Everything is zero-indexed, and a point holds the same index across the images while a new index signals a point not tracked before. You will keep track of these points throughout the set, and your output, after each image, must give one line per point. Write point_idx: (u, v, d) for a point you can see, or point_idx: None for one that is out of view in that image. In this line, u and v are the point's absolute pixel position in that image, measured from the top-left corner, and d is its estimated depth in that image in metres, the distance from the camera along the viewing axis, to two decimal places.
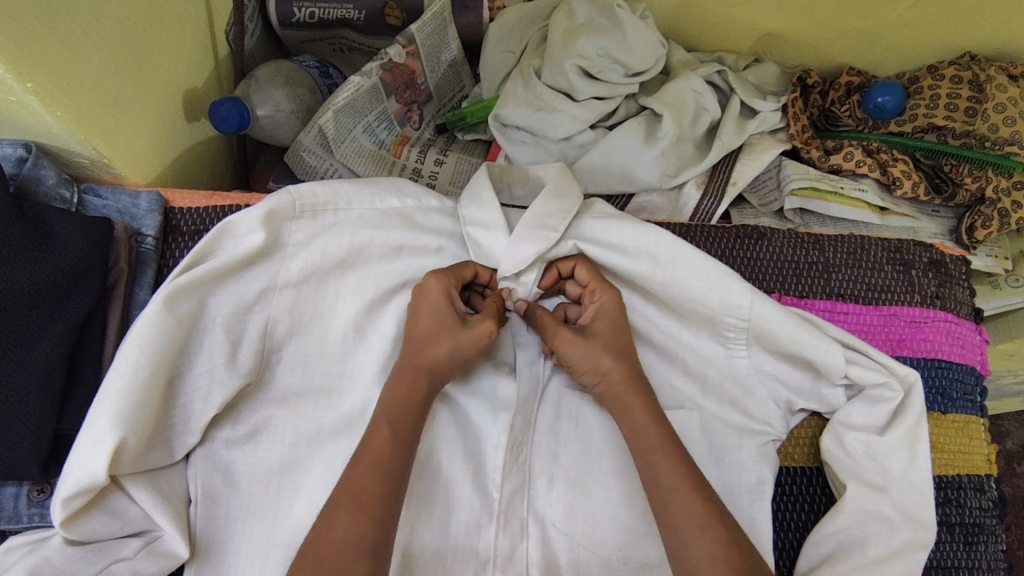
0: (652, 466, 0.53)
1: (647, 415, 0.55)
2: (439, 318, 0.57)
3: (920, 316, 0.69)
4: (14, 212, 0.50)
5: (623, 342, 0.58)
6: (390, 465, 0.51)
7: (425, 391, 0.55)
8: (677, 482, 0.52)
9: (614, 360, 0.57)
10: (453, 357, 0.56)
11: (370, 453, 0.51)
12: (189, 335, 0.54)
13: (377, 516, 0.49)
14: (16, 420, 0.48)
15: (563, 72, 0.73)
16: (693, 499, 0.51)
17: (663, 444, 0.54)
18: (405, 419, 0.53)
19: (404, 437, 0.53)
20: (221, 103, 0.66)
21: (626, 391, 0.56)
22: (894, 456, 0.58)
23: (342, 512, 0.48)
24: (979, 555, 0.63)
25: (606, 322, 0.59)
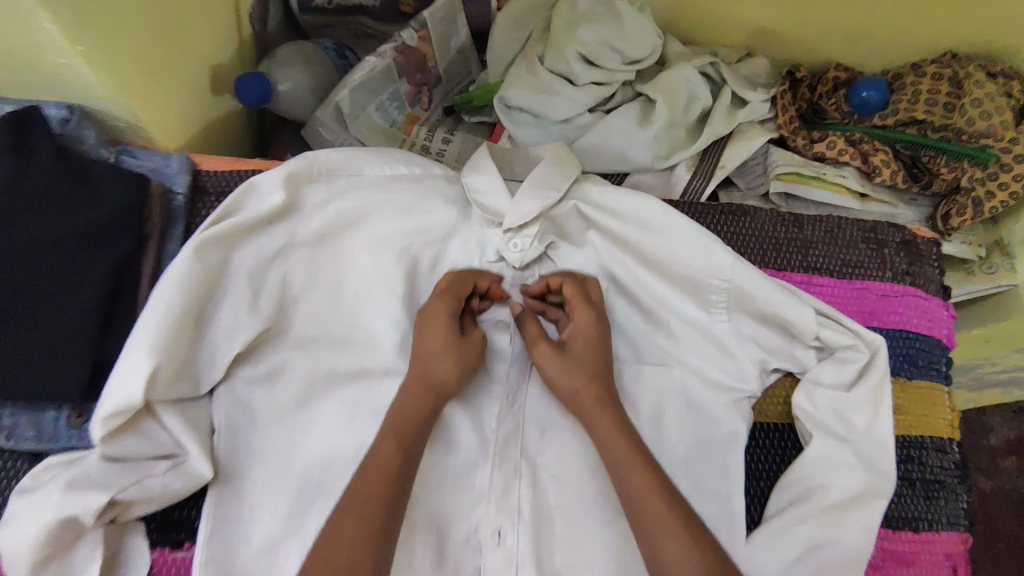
0: (631, 491, 0.56)
1: (621, 438, 0.58)
2: (444, 334, 0.61)
3: (891, 290, 0.74)
4: (63, 165, 0.56)
5: (598, 366, 0.62)
6: (395, 474, 0.55)
7: (431, 408, 0.59)
8: (653, 497, 0.55)
9: (584, 381, 0.61)
10: (459, 373, 0.61)
11: (373, 460, 0.55)
12: (216, 283, 0.59)
13: (379, 525, 0.52)
14: (66, 346, 0.54)
15: (565, 58, 0.79)
16: (660, 508, 0.54)
17: (632, 458, 0.57)
18: (410, 432, 0.58)
19: (409, 447, 0.57)
20: (246, 77, 0.72)
21: (592, 408, 0.60)
22: (859, 411, 0.64)
23: (344, 525, 0.52)
24: (939, 509, 0.69)
25: (587, 344, 0.62)
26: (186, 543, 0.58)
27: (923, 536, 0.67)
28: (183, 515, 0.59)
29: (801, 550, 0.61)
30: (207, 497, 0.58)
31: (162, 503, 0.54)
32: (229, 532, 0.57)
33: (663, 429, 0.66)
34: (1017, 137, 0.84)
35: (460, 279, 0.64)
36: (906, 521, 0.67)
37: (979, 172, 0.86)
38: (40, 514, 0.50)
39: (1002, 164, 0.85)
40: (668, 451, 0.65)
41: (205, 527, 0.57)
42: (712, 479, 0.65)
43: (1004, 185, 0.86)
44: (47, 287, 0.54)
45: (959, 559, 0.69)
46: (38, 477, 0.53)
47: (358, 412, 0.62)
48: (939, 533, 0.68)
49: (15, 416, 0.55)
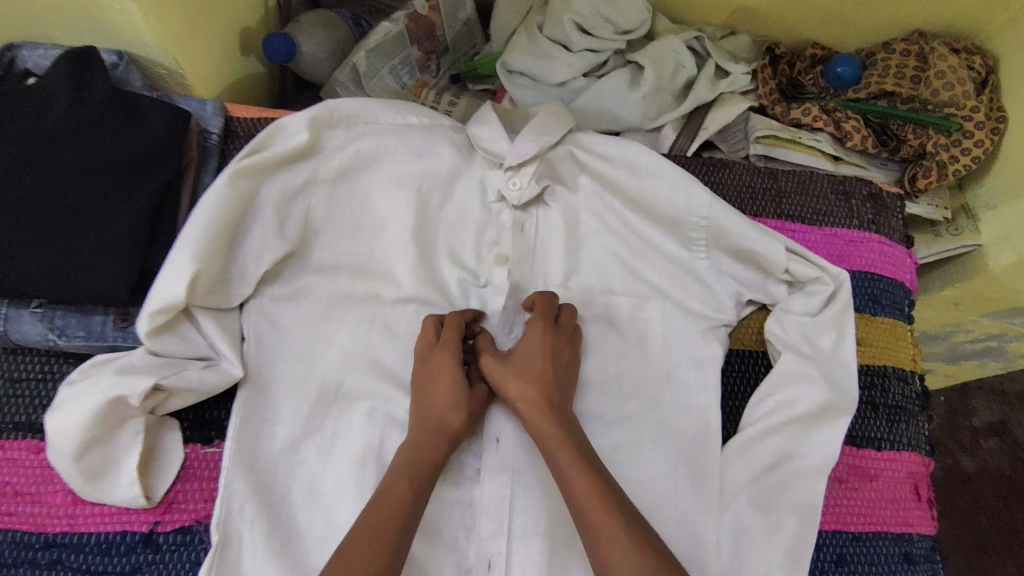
0: (569, 489, 0.57)
1: (557, 439, 0.60)
2: (453, 383, 0.62)
3: (857, 236, 0.81)
4: (115, 97, 0.63)
5: (544, 373, 0.63)
6: (408, 502, 0.56)
7: (443, 448, 0.61)
8: (590, 500, 0.56)
9: (526, 388, 0.62)
10: (469, 419, 0.62)
11: (388, 491, 0.57)
12: (246, 209, 0.66)
13: (395, 548, 0.54)
14: (114, 255, 0.60)
15: (562, 27, 0.87)
16: (601, 512, 0.55)
17: (572, 461, 0.58)
18: (422, 466, 0.59)
19: (423, 482, 0.58)
20: (273, 36, 0.80)
21: (530, 411, 0.62)
22: (824, 335, 0.71)
23: (360, 546, 0.53)
24: (900, 431, 0.76)
25: (539, 353, 0.64)
26: (216, 440, 0.65)
27: (886, 454, 0.74)
28: (213, 416, 0.65)
29: (768, 461, 0.69)
30: (237, 396, 0.64)
31: (196, 395, 0.61)
32: (256, 428, 0.64)
33: (648, 358, 0.72)
34: (977, 106, 0.88)
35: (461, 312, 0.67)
36: (871, 440, 0.74)
37: (943, 138, 0.90)
38: (88, 399, 0.57)
39: (963, 131, 0.89)
40: (654, 374, 0.71)
41: (236, 421, 0.63)
42: (692, 403, 0.71)
43: (966, 151, 0.89)
44: (99, 200, 0.60)
45: (920, 477, 0.76)
46: (86, 373, 0.59)
47: (373, 335, 0.69)
48: (901, 453, 0.75)
49: (66, 318, 0.62)
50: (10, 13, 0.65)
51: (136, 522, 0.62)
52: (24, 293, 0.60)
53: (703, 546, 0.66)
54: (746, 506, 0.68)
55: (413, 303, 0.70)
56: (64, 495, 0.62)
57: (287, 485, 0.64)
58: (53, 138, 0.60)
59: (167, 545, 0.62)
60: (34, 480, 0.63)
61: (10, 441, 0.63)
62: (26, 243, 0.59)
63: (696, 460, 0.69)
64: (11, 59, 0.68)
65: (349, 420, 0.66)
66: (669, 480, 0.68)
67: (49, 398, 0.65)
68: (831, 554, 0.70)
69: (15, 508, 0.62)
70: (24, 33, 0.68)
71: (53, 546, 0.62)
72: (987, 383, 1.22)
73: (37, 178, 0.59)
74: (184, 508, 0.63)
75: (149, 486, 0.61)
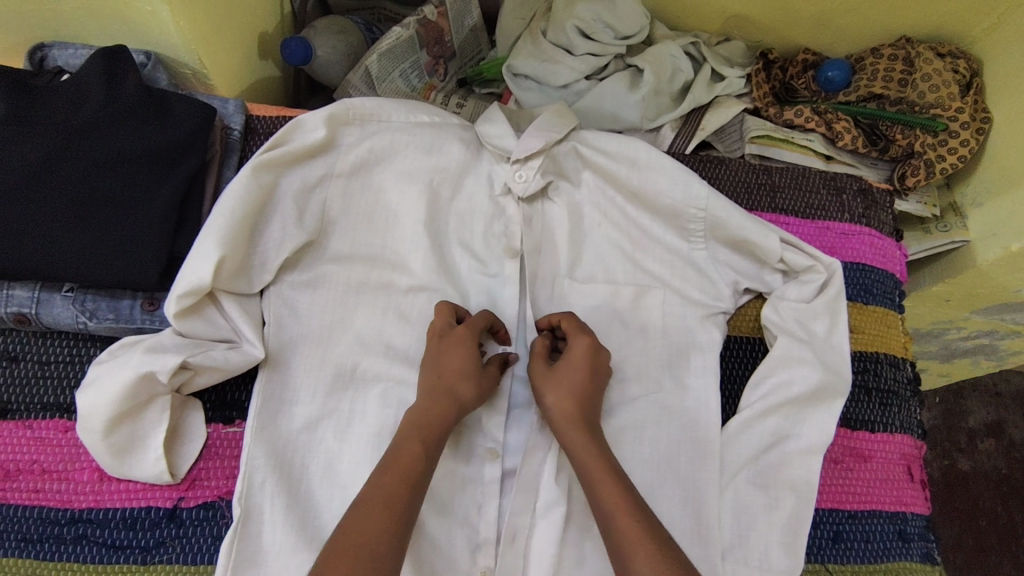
0: (600, 502, 0.58)
1: (591, 453, 0.61)
2: (466, 356, 0.65)
3: (849, 230, 0.85)
4: (146, 93, 0.68)
5: (581, 386, 0.65)
6: (417, 470, 0.58)
7: (450, 418, 0.63)
8: (620, 511, 0.57)
9: (563, 399, 0.64)
10: (477, 394, 0.65)
11: (398, 459, 0.58)
12: (267, 200, 0.69)
13: (402, 514, 0.55)
14: (145, 239, 0.64)
15: (565, 32, 0.91)
16: (630, 522, 0.56)
17: (607, 475, 0.59)
18: (427, 439, 0.60)
19: (429, 450, 0.60)
20: (291, 40, 0.84)
21: (570, 419, 0.63)
22: (818, 320, 0.74)
23: (373, 513, 0.54)
24: (892, 414, 0.79)
25: (575, 365, 0.65)
26: (236, 420, 0.68)
27: (878, 436, 0.78)
28: (235, 397, 0.69)
29: (766, 442, 0.71)
30: (259, 376, 0.68)
31: (220, 374, 0.65)
32: (276, 408, 0.67)
33: (652, 345, 0.74)
34: (962, 108, 0.90)
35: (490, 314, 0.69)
36: (863, 423, 0.78)
37: (930, 139, 0.92)
38: (119, 374, 0.60)
39: (950, 131, 0.91)
40: (657, 360, 0.74)
41: (257, 401, 0.66)
42: (693, 387, 0.73)
43: (952, 150, 0.91)
44: (130, 190, 0.65)
45: (912, 459, 0.79)
46: (114, 353, 0.62)
47: (387, 321, 0.71)
48: (893, 435, 0.78)
49: (96, 301, 0.66)
50: (43, 15, 0.68)
51: (161, 498, 0.65)
52: (58, 276, 0.63)
53: (705, 523, 0.69)
54: (744, 484, 0.70)
55: (424, 290, 0.73)
56: (90, 472, 0.65)
57: (306, 462, 0.66)
58: (86, 131, 0.64)
59: (190, 519, 0.65)
60: (62, 458, 0.65)
61: (39, 420, 0.66)
62: (61, 229, 0.62)
63: (697, 441, 0.71)
64: (43, 58, 0.72)
65: (364, 402, 0.68)
66: (671, 461, 0.70)
67: (74, 379, 0.67)
68: (826, 531, 0.73)
69: (42, 485, 0.65)
70: (55, 35, 0.72)
71: (79, 521, 0.64)
72: (982, 385, 1.25)
73: (73, 166, 0.63)
74: (207, 485, 0.66)
75: (172, 465, 0.64)
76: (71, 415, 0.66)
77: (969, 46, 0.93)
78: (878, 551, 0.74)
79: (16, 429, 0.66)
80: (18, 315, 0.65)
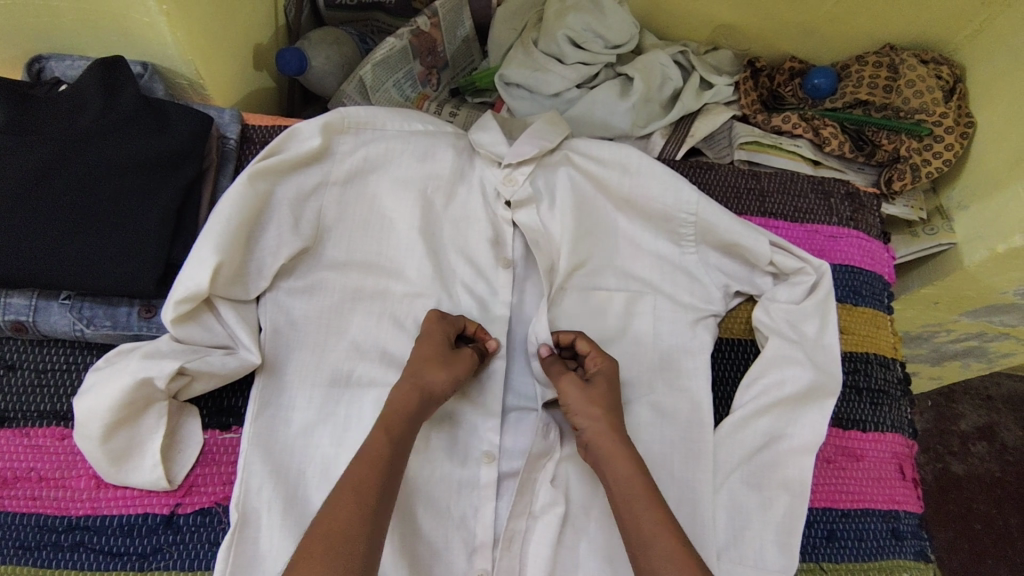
0: (634, 514, 0.58)
1: (629, 466, 0.61)
2: (439, 343, 0.66)
3: (837, 232, 0.86)
4: (144, 102, 0.69)
5: (614, 404, 0.65)
6: (386, 458, 0.58)
7: (421, 404, 0.63)
8: (659, 526, 0.57)
9: (602, 413, 0.64)
10: (450, 383, 0.65)
11: (369, 449, 0.58)
12: (262, 209, 0.69)
13: (373, 501, 0.55)
14: (143, 246, 0.65)
15: (556, 41, 0.93)
16: (673, 544, 0.55)
17: (644, 492, 0.59)
18: (396, 423, 0.61)
19: (400, 438, 0.60)
20: (286, 51, 0.86)
21: (607, 437, 0.63)
22: (808, 321, 0.75)
23: (343, 499, 0.55)
24: (883, 414, 0.80)
25: (606, 383, 0.66)
26: (233, 426, 0.69)
27: (870, 435, 0.79)
28: (231, 403, 0.69)
29: (758, 442, 0.72)
30: (255, 383, 0.68)
31: (218, 379, 0.66)
32: (274, 414, 0.67)
33: (646, 348, 0.75)
34: (946, 113, 0.91)
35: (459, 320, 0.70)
36: (854, 422, 0.79)
37: (915, 144, 0.93)
38: (117, 380, 0.60)
39: (934, 136, 0.92)
40: (651, 362, 0.75)
41: (254, 407, 0.67)
42: (688, 389, 0.74)
43: (937, 155, 0.92)
44: (127, 197, 0.65)
45: (904, 458, 0.80)
46: (110, 360, 0.63)
47: (384, 325, 0.72)
48: (884, 434, 0.79)
49: (93, 309, 0.67)
50: (40, 28, 0.69)
51: (157, 504, 0.65)
52: (56, 283, 0.64)
53: (700, 523, 0.69)
54: (738, 485, 0.71)
55: (420, 295, 0.74)
56: (87, 479, 0.65)
57: (303, 467, 0.67)
58: (84, 139, 0.65)
59: (187, 526, 0.65)
60: (58, 465, 0.65)
61: (35, 428, 0.66)
62: (59, 235, 0.63)
63: (692, 442, 0.72)
64: (41, 69, 0.73)
65: (359, 407, 0.69)
66: (666, 462, 0.71)
67: (72, 387, 0.68)
68: (820, 530, 0.74)
69: (38, 493, 0.65)
70: (52, 47, 0.73)
71: (76, 529, 0.64)
72: (972, 389, 1.26)
73: (71, 174, 0.64)
74: (204, 491, 0.66)
75: (169, 471, 0.65)
76: (68, 423, 0.67)
77: (952, 52, 0.96)
78: (873, 550, 0.75)
79: (13, 438, 0.66)
80: (15, 323, 0.66)
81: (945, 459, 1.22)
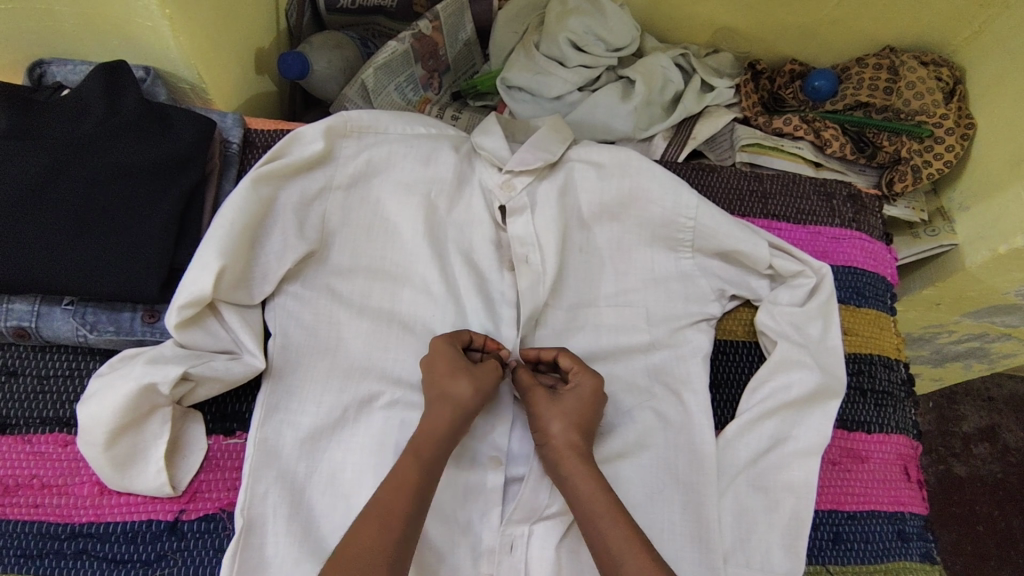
0: (602, 529, 0.58)
1: (593, 483, 0.61)
2: (455, 357, 0.65)
3: (840, 234, 0.86)
4: (147, 108, 0.69)
5: (586, 418, 0.65)
6: (413, 482, 0.58)
7: (451, 421, 0.62)
8: (628, 550, 0.57)
9: (567, 428, 0.63)
10: (475, 391, 0.64)
11: (397, 475, 0.58)
12: (266, 213, 0.69)
13: (401, 529, 0.56)
14: (146, 251, 0.65)
15: (557, 44, 0.93)
16: (645, 564, 0.56)
17: (612, 511, 0.59)
18: (428, 445, 0.61)
19: (430, 462, 0.60)
20: (288, 55, 0.86)
21: (569, 456, 0.62)
22: (812, 323, 0.75)
23: (367, 526, 0.55)
24: (888, 415, 0.80)
25: (579, 400, 0.65)
26: (237, 432, 0.68)
27: (875, 436, 0.79)
28: (236, 408, 0.69)
29: (764, 444, 0.72)
30: (262, 389, 0.68)
31: (222, 385, 0.65)
32: (279, 419, 0.67)
33: (651, 351, 0.74)
34: (947, 114, 0.92)
35: (462, 332, 0.68)
36: (859, 424, 0.79)
37: (917, 145, 0.93)
38: (121, 386, 0.60)
39: (936, 137, 0.92)
40: (656, 366, 0.74)
41: (260, 413, 0.66)
42: (694, 392, 0.74)
43: (938, 155, 0.92)
44: (130, 203, 0.65)
45: (908, 459, 0.80)
46: (114, 365, 0.62)
47: (392, 329, 0.72)
48: (889, 435, 0.79)
49: (96, 314, 0.67)
50: (44, 33, 0.69)
51: (162, 511, 0.65)
52: (60, 289, 0.64)
53: (706, 527, 0.69)
54: (744, 488, 0.71)
55: (424, 299, 0.73)
56: (90, 486, 0.65)
57: (310, 473, 0.66)
58: (87, 145, 0.65)
59: (191, 532, 0.65)
60: (61, 472, 0.65)
61: (38, 434, 0.66)
62: (61, 240, 0.63)
63: (697, 446, 0.71)
64: (42, 74, 0.73)
65: (365, 413, 0.68)
66: (672, 466, 0.70)
67: (75, 393, 0.67)
68: (827, 532, 0.74)
69: (41, 500, 0.64)
70: (54, 52, 0.73)
71: (79, 536, 0.64)
72: (974, 390, 1.26)
73: (74, 180, 0.64)
74: (208, 497, 0.66)
75: (173, 477, 0.64)
76: (71, 429, 0.66)
77: (951, 54, 0.96)
78: (879, 551, 0.75)
79: (15, 444, 0.65)
80: (18, 329, 0.66)
81: (946, 462, 1.22)
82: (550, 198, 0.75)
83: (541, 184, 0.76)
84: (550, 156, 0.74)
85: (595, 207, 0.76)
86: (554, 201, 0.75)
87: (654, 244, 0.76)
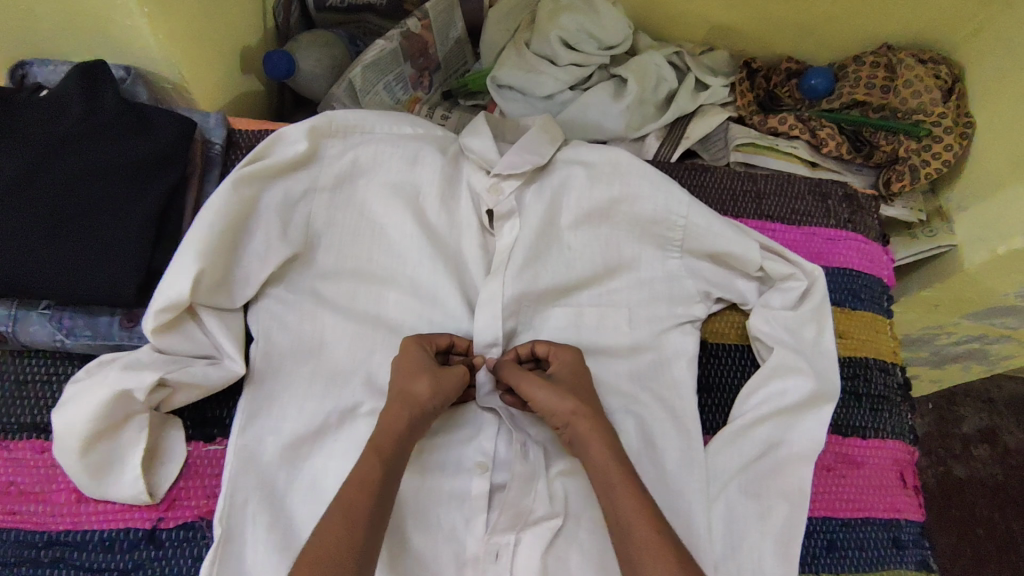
0: (613, 499, 0.57)
1: (606, 450, 0.60)
2: (416, 358, 0.64)
3: (835, 235, 0.85)
4: (125, 106, 0.67)
5: (584, 388, 0.64)
6: (377, 486, 0.56)
7: (410, 426, 0.60)
8: (639, 518, 0.56)
9: (576, 399, 0.62)
10: (433, 392, 0.62)
11: (358, 473, 0.57)
12: (248, 215, 0.68)
13: (365, 532, 0.54)
14: (122, 252, 0.63)
15: (548, 42, 0.91)
16: (651, 532, 0.55)
17: (625, 482, 0.58)
18: (390, 452, 0.59)
19: (391, 465, 0.58)
20: (274, 53, 0.84)
21: (582, 424, 0.61)
22: (806, 326, 0.74)
23: (331, 527, 0.53)
24: (883, 419, 0.79)
25: (572, 370, 0.65)
26: (217, 438, 0.67)
27: (870, 442, 0.77)
28: (216, 413, 0.68)
29: (758, 450, 0.71)
30: (243, 395, 0.67)
31: (201, 391, 0.65)
32: (260, 425, 0.66)
33: (636, 355, 0.73)
34: (945, 113, 0.90)
35: (435, 336, 0.68)
36: (854, 428, 0.77)
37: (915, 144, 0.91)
38: (96, 393, 0.59)
39: (933, 136, 0.91)
40: (643, 370, 0.73)
41: (241, 418, 0.65)
42: (682, 397, 0.72)
43: (936, 155, 0.90)
44: (108, 203, 0.64)
45: (904, 464, 0.79)
46: (90, 371, 0.61)
47: (376, 333, 0.70)
48: (885, 440, 0.78)
49: (74, 318, 0.66)
50: (23, 33, 0.68)
51: (140, 518, 0.64)
52: (37, 293, 0.63)
53: (696, 535, 0.67)
54: (736, 494, 0.69)
55: (410, 302, 0.72)
56: (67, 493, 0.64)
57: (290, 480, 0.65)
58: (67, 144, 0.64)
59: (169, 541, 0.63)
60: (38, 479, 0.64)
61: (15, 441, 0.65)
62: (35, 241, 0.62)
63: (686, 452, 0.70)
64: (24, 75, 0.72)
65: (347, 421, 0.67)
66: (660, 472, 0.69)
67: (53, 399, 0.66)
68: (820, 540, 0.72)
69: (18, 507, 0.63)
70: (35, 52, 0.71)
71: (56, 543, 0.63)
72: (974, 391, 1.25)
73: (50, 179, 0.63)
74: (187, 504, 0.65)
75: (151, 484, 0.63)
76: (48, 435, 0.65)
77: (951, 51, 0.94)
78: (873, 559, 0.74)
79: None
80: None
81: (946, 464, 1.20)
82: (537, 202, 0.73)
83: (529, 186, 0.74)
84: (538, 159, 0.72)
85: (583, 207, 0.74)
86: (542, 204, 0.73)
87: (643, 244, 0.75)
